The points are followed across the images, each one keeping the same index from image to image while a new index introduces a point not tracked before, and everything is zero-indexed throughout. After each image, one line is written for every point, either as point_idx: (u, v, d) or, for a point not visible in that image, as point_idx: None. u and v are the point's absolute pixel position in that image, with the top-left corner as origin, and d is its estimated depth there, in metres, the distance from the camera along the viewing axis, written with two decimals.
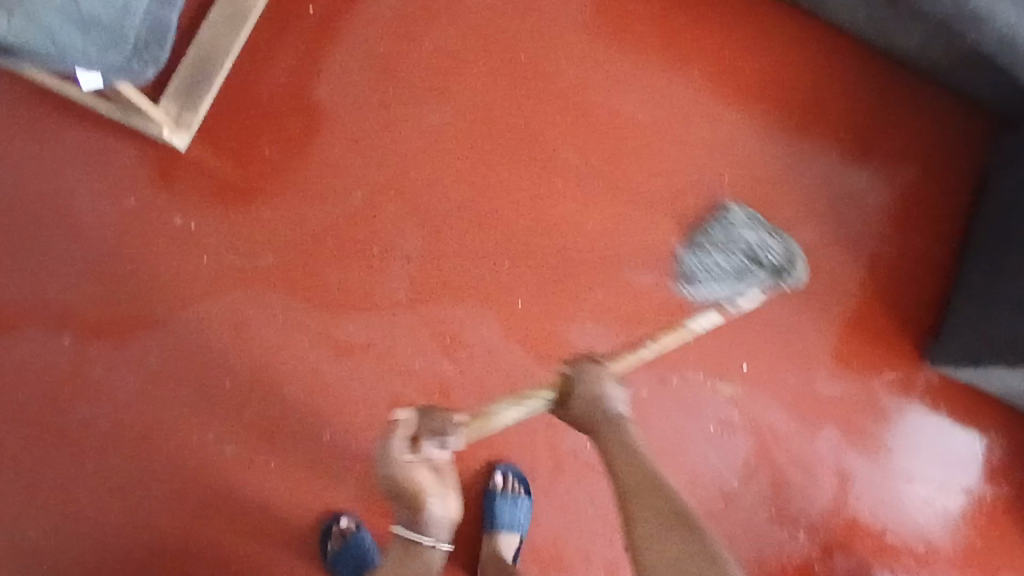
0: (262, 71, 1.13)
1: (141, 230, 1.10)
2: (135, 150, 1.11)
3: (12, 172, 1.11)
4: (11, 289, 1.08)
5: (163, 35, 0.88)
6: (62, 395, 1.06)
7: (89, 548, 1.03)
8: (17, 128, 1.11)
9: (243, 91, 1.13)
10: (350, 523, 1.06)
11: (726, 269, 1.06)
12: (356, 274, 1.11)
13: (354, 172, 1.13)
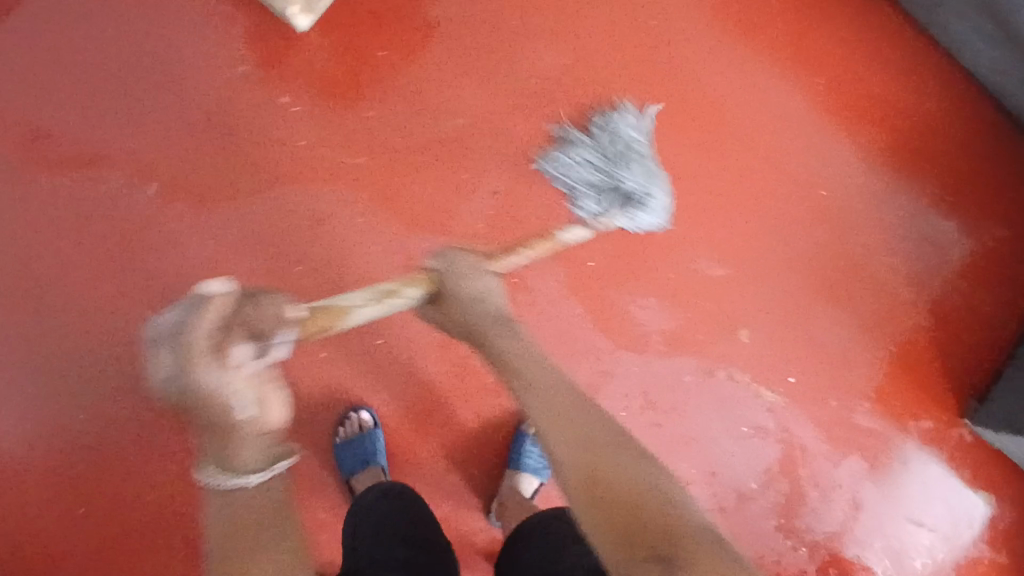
0: None
1: (241, 97, 1.10)
2: (253, 20, 1.12)
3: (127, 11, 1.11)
4: (99, 125, 1.09)
5: None
6: (133, 239, 1.08)
7: (126, 392, 1.06)
8: None
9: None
10: (370, 420, 1.09)
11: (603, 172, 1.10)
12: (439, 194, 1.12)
13: (460, 95, 1.13)
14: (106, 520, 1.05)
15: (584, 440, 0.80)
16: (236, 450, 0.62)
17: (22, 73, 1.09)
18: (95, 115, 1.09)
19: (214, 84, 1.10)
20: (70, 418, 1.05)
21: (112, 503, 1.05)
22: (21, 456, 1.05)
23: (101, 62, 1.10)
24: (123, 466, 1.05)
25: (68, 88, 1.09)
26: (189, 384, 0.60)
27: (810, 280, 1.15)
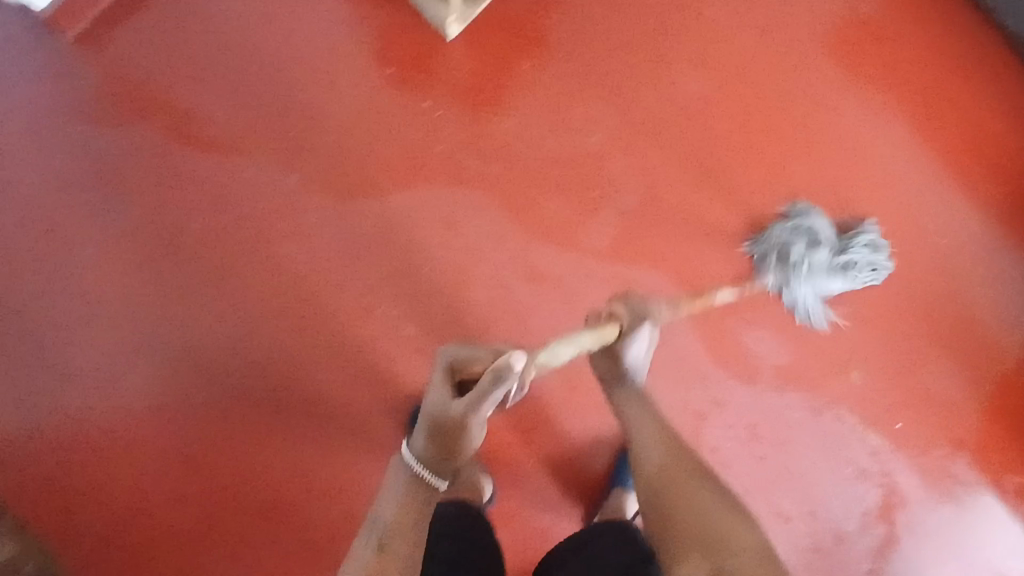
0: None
1: (388, 98, 1.15)
2: (404, 27, 1.17)
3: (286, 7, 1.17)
4: (246, 111, 1.13)
5: None
6: (273, 224, 1.12)
7: (252, 370, 1.11)
8: None
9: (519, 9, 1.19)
10: None
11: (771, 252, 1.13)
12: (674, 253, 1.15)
13: (596, 115, 1.17)
14: (219, 491, 1.09)
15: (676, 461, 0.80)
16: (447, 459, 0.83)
17: (183, 54, 1.14)
18: (247, 101, 1.13)
19: (363, 82, 1.15)
20: (197, 388, 1.10)
21: (227, 474, 1.09)
22: (149, 420, 1.10)
23: (254, 51, 1.15)
24: (245, 438, 1.10)
25: (224, 72, 1.14)
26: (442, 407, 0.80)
27: (921, 328, 1.16)
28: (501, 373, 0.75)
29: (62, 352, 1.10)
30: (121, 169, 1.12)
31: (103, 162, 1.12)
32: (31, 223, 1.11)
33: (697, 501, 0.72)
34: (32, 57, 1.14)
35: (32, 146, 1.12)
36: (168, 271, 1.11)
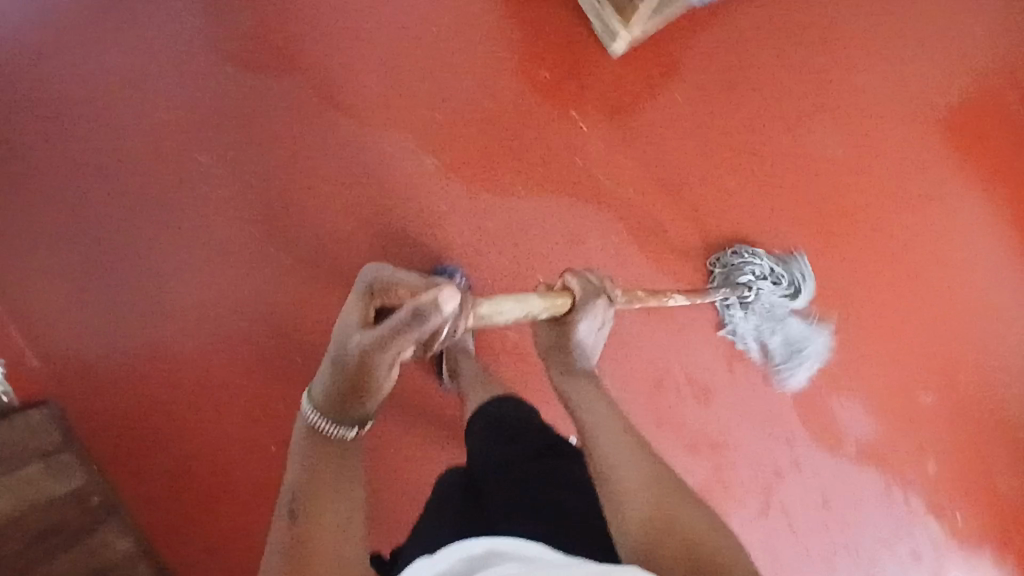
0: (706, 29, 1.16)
1: (538, 101, 1.14)
2: (565, 33, 1.15)
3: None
4: (395, 90, 1.13)
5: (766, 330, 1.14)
6: (398, 204, 1.12)
7: None
8: None
9: (681, 37, 1.16)
10: None
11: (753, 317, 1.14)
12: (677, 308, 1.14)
13: (733, 160, 1.16)
14: None
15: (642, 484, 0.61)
16: (350, 409, 0.59)
17: (344, 17, 1.14)
18: (397, 79, 1.13)
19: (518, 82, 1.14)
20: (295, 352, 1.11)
21: None
22: (240, 374, 1.10)
23: (414, 31, 1.14)
24: None
25: (382, 45, 1.14)
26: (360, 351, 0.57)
27: (1006, 433, 1.17)
28: (421, 308, 0.58)
29: (170, 288, 1.10)
30: (261, 121, 1.12)
31: (246, 109, 1.12)
32: (163, 156, 1.11)
33: (647, 478, 0.62)
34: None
35: (179, 78, 1.12)
36: (291, 233, 1.11)
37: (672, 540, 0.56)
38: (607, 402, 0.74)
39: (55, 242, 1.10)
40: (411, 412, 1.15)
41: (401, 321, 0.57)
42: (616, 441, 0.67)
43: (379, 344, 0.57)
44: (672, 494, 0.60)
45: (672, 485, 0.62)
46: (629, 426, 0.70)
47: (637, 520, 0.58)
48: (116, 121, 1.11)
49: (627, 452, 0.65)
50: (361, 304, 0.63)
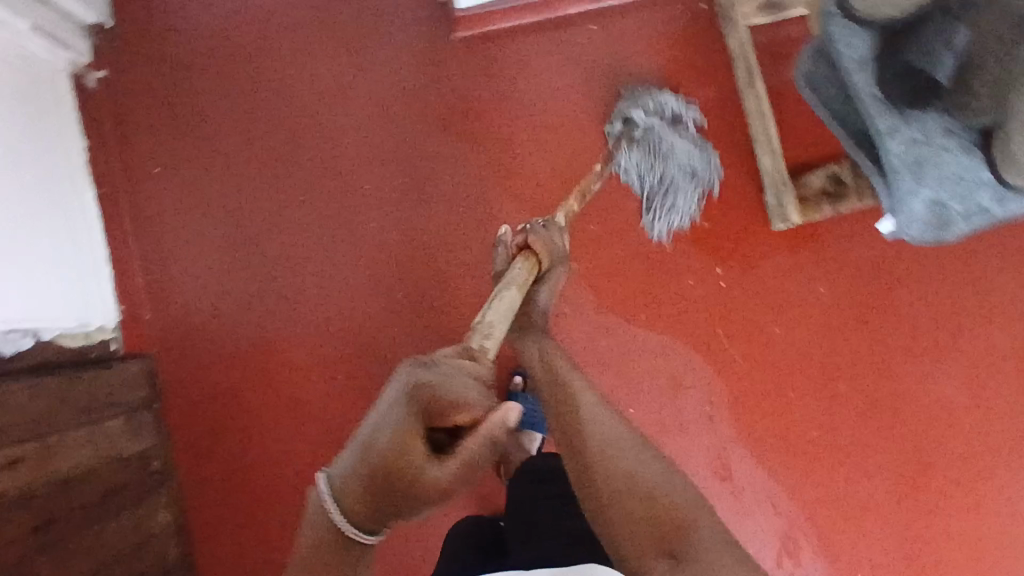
0: (868, 229, 1.14)
1: (691, 248, 1.17)
2: (731, 190, 1.17)
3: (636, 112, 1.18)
4: (558, 188, 1.18)
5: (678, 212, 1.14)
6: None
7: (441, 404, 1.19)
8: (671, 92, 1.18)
9: (841, 228, 1.15)
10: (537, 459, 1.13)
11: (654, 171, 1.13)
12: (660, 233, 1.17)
13: (849, 365, 1.15)
14: None
15: (609, 463, 0.64)
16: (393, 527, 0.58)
17: (532, 103, 1.18)
18: (562, 178, 1.18)
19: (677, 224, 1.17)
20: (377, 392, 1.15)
21: None
22: (330, 398, 1.15)
23: (590, 139, 1.18)
24: None
25: (558, 145, 1.18)
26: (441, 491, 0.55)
27: None
28: (495, 438, 0.56)
29: (291, 294, 1.16)
30: (431, 178, 1.18)
31: (421, 163, 1.18)
32: (333, 179, 1.17)
33: (616, 453, 0.65)
34: (407, 32, 1.18)
35: (372, 115, 1.18)
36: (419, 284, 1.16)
37: (650, 529, 0.60)
38: (562, 366, 0.76)
39: (208, 222, 1.16)
40: (474, 487, 1.19)
41: (479, 454, 0.56)
42: (571, 410, 0.70)
43: (460, 474, 0.56)
44: (621, 451, 0.65)
45: (624, 441, 0.66)
46: (584, 389, 0.72)
47: (604, 491, 0.63)
48: (301, 133, 1.18)
49: (579, 419, 0.68)
50: (411, 423, 0.56)
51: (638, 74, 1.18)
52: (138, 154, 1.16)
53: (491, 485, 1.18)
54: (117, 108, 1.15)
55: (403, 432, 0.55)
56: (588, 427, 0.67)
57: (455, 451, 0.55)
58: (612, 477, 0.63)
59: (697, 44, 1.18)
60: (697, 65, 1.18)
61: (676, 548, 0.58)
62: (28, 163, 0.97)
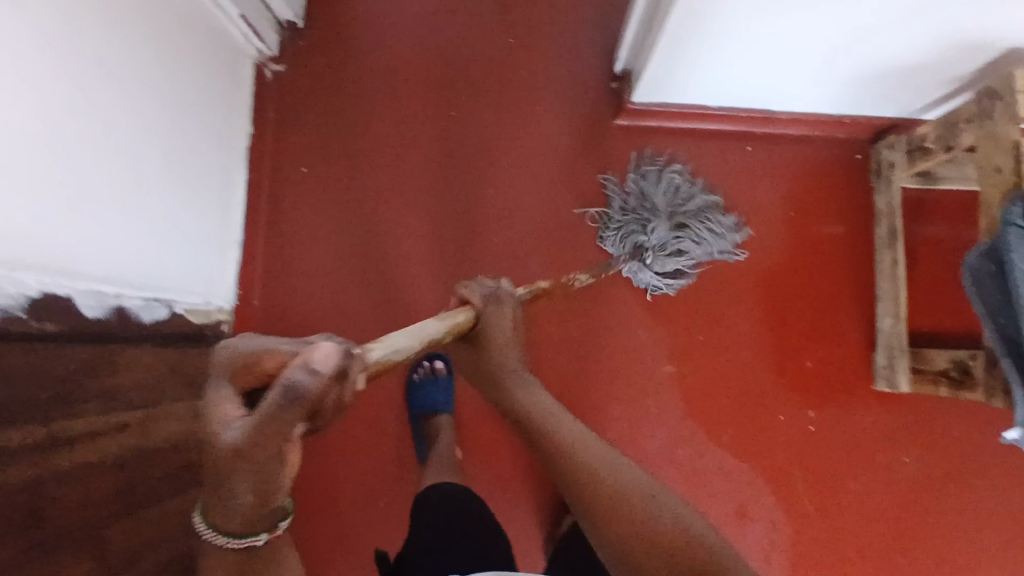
0: (966, 414, 1.14)
1: (788, 385, 1.16)
2: (839, 338, 1.17)
3: (765, 237, 1.20)
4: (671, 290, 1.18)
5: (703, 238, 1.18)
6: (621, 386, 1.17)
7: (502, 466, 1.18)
8: (803, 227, 1.20)
9: (941, 406, 1.14)
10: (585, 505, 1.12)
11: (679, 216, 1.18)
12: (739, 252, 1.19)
13: (915, 542, 1.14)
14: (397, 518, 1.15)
15: (596, 493, 0.64)
16: (229, 517, 0.49)
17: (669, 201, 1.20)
18: (679, 281, 1.18)
19: (782, 358, 1.17)
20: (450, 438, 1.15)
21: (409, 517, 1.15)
22: (405, 428, 1.16)
23: (715, 251, 1.20)
24: None
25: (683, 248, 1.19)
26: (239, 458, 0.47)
27: None
28: (295, 389, 0.46)
29: (392, 319, 1.17)
30: (556, 246, 1.19)
31: (552, 228, 1.20)
32: (464, 221, 1.19)
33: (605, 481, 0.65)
34: (568, 102, 1.21)
35: (517, 172, 1.21)
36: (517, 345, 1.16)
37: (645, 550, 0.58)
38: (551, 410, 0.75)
39: (336, 230, 1.18)
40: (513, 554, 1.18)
41: (273, 404, 0.46)
42: (564, 450, 0.69)
43: (254, 437, 0.46)
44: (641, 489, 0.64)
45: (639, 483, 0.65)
46: (573, 427, 0.72)
47: (624, 533, 0.60)
48: (446, 170, 1.20)
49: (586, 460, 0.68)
50: (226, 389, 0.52)
51: (776, 202, 1.21)
52: (293, 148, 1.19)
53: (532, 557, 1.17)
54: (286, 101, 1.19)
55: (217, 397, 0.51)
56: (570, 459, 0.68)
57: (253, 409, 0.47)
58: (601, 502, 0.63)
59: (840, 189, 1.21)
60: (835, 208, 1.20)
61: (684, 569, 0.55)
62: (200, 139, 1.02)
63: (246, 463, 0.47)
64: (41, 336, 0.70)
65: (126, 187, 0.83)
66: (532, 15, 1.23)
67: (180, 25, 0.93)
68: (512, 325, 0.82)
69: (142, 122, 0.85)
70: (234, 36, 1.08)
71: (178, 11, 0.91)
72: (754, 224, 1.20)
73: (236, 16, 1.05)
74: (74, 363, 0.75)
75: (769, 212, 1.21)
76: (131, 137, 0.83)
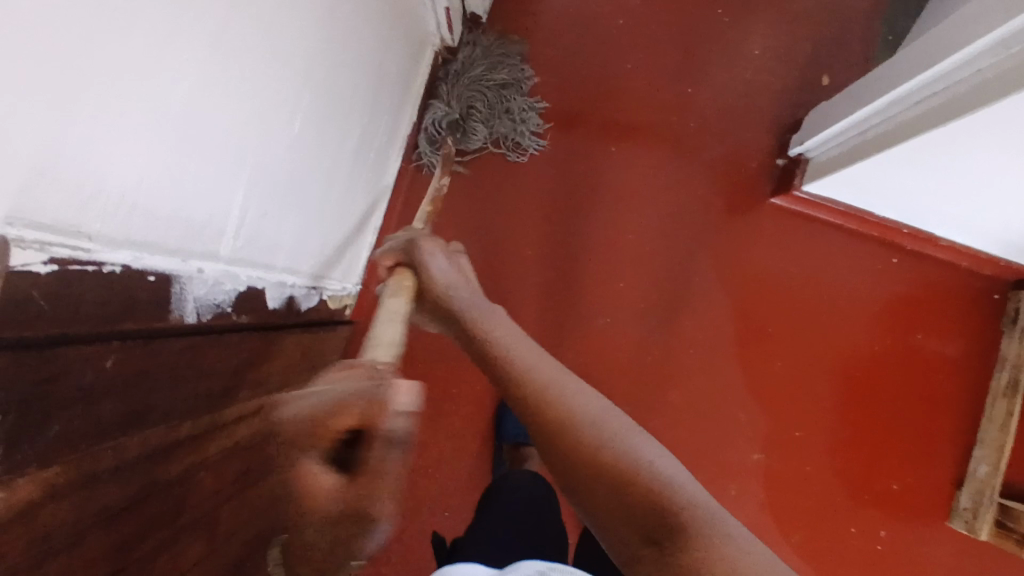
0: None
1: (866, 498, 1.17)
2: (928, 466, 1.18)
3: (883, 349, 1.19)
4: (777, 377, 1.18)
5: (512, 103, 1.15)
6: (706, 456, 1.17)
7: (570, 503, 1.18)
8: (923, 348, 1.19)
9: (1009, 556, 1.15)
10: None
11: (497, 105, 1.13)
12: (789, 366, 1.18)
13: None
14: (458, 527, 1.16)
15: (555, 428, 0.53)
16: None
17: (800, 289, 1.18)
18: (787, 369, 1.18)
19: (869, 476, 1.18)
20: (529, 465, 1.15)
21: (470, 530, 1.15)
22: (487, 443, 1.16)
23: (831, 350, 1.18)
24: None
25: (800, 339, 1.18)
26: (343, 528, 0.41)
27: None
28: (394, 438, 0.42)
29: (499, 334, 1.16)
30: (681, 306, 1.18)
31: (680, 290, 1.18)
32: (592, 261, 1.18)
33: (563, 412, 0.54)
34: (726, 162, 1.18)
35: (660, 221, 1.18)
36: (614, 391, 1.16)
37: (618, 505, 0.47)
38: (503, 341, 0.63)
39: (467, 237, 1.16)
40: None
41: (385, 468, 0.41)
42: (518, 383, 0.58)
43: (367, 505, 0.40)
44: (591, 412, 0.53)
45: (593, 406, 0.54)
46: (530, 356, 0.61)
47: (566, 454, 0.51)
48: (590, 205, 1.18)
49: (537, 391, 0.56)
50: (307, 455, 0.43)
51: (903, 315, 1.19)
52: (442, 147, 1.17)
53: None
54: None
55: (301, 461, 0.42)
56: (528, 403, 0.56)
57: (362, 467, 0.41)
58: (566, 439, 0.52)
59: (969, 320, 1.18)
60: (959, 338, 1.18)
61: (660, 530, 0.44)
62: (381, 126, 1.00)
63: (368, 523, 0.41)
64: (236, 329, 0.70)
65: (318, 176, 0.81)
66: (713, 70, 1.19)
67: (392, 14, 0.90)
68: (452, 265, 0.79)
69: (343, 109, 0.82)
70: (430, 25, 1.08)
71: (393, 1, 0.89)
72: (876, 333, 1.19)
73: (442, 8, 1.05)
74: (252, 349, 0.74)
75: (893, 325, 1.19)
76: (332, 130, 0.81)
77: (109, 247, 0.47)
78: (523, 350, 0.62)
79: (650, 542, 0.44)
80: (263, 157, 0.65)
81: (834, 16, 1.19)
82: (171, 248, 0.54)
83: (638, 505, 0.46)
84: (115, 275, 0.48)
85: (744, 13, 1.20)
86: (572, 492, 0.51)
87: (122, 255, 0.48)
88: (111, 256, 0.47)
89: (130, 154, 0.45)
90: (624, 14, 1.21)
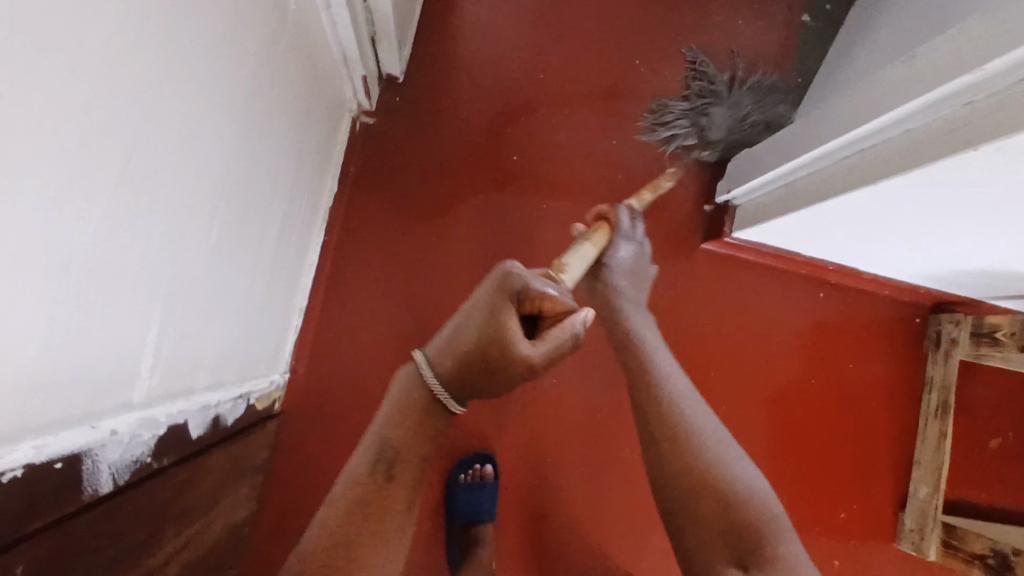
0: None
1: (816, 531, 1.19)
2: (871, 492, 1.20)
3: (821, 381, 1.21)
4: (723, 419, 1.18)
5: (733, 104, 1.15)
6: None
7: None
8: (858, 376, 1.22)
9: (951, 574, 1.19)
10: None
11: (686, 108, 1.17)
12: (735, 409, 1.19)
13: None
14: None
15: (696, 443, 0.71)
16: None
17: (736, 330, 1.19)
18: (732, 410, 1.19)
19: (817, 507, 1.19)
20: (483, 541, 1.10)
21: None
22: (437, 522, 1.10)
23: (772, 387, 1.20)
24: None
25: (742, 379, 1.19)
26: None
27: None
28: None
29: None
30: None
31: None
32: None
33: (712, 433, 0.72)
34: (657, 210, 1.18)
35: None
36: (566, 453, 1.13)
37: (722, 521, 0.65)
38: (653, 356, 0.81)
39: (400, 308, 1.10)
40: None
41: None
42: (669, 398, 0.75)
43: None
44: (723, 455, 0.70)
45: (717, 439, 0.72)
46: (685, 385, 0.78)
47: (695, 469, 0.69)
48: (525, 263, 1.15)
49: (677, 418, 0.73)
50: None
51: (838, 348, 1.22)
52: (367, 215, 1.11)
53: None
54: (370, 163, 1.13)
55: None
56: (690, 416, 0.73)
57: None
58: (700, 457, 0.69)
59: (898, 348, 1.23)
60: (892, 365, 1.22)
61: (751, 559, 0.62)
62: (301, 206, 0.93)
63: None
64: (157, 473, 0.62)
65: (238, 282, 0.74)
66: (637, 119, 1.19)
67: (309, 89, 0.84)
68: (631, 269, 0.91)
69: (260, 203, 0.75)
70: (346, 93, 1.03)
71: (310, 76, 0.83)
72: (813, 365, 1.21)
73: (359, 75, 1.01)
74: (178, 483, 0.66)
75: (829, 355, 1.21)
76: (251, 228, 0.75)
77: (6, 450, 0.39)
78: (680, 379, 0.79)
79: (740, 562, 0.63)
80: (180, 279, 0.58)
81: (748, 63, 1.22)
82: (80, 419, 0.46)
83: (747, 538, 0.64)
84: (17, 479, 0.41)
85: (663, 63, 1.21)
86: (681, 495, 0.68)
87: (24, 453, 0.40)
88: (10, 460, 0.39)
89: (27, 338, 0.38)
90: (545, 68, 1.19)
